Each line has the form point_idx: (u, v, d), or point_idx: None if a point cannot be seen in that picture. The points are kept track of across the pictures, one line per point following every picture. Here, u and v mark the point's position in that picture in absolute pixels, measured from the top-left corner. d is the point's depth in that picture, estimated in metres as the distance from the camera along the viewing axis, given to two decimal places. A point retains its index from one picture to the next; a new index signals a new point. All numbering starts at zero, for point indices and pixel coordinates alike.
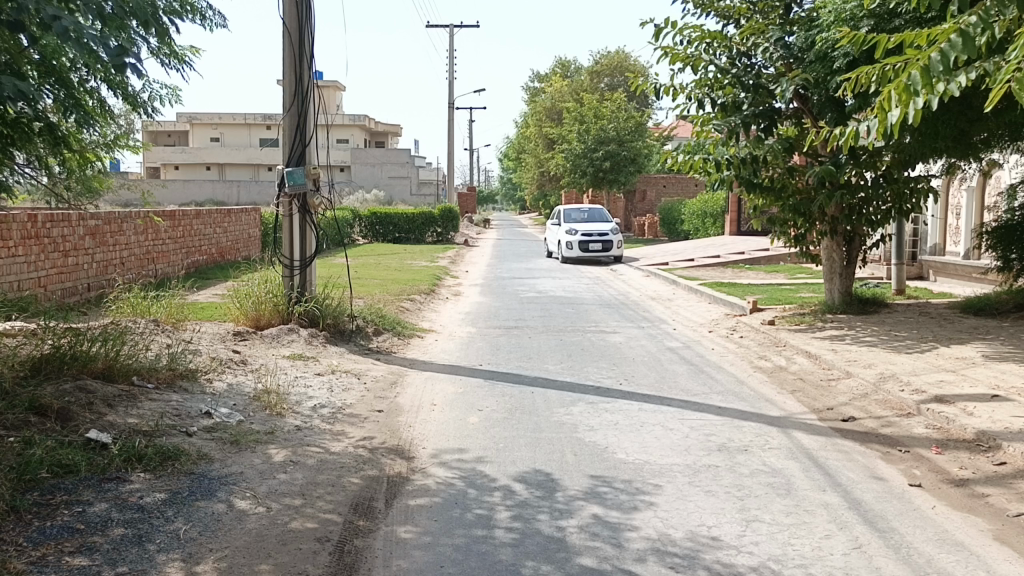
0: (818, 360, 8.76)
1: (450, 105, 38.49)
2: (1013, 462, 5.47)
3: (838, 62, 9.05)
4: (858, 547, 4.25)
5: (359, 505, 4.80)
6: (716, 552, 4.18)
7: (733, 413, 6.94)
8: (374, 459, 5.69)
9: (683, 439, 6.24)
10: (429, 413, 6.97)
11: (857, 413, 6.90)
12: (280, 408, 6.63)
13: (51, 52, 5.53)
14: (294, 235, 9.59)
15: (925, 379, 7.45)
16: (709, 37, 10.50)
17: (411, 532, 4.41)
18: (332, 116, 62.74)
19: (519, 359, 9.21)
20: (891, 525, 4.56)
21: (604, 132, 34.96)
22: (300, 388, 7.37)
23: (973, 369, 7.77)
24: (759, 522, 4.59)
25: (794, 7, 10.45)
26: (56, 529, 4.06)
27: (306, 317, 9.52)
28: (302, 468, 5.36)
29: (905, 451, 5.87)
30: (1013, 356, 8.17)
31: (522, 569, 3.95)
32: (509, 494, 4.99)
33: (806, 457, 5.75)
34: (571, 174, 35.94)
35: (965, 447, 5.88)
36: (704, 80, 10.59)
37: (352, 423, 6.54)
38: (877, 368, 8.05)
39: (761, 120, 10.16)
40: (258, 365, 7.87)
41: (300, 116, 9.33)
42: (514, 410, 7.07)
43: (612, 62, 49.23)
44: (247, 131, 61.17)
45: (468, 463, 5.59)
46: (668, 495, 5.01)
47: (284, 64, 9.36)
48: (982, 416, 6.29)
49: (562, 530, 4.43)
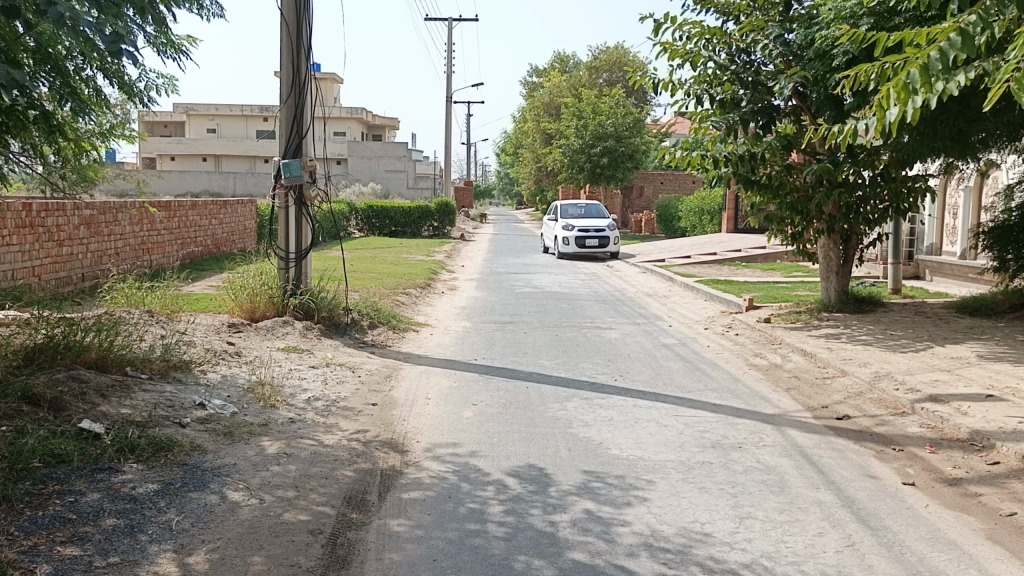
0: (813, 359, 8.76)
1: (448, 99, 38.42)
2: (1006, 462, 5.48)
3: (837, 60, 9.05)
4: (850, 545, 4.26)
5: (352, 497, 4.79)
6: (708, 549, 4.18)
7: (727, 411, 6.94)
8: (368, 452, 5.68)
9: (677, 435, 6.24)
10: (423, 407, 6.96)
11: (851, 411, 6.90)
12: (274, 400, 6.62)
13: (47, 39, 5.50)
14: (291, 227, 9.58)
15: (919, 379, 7.46)
16: (709, 33, 10.47)
17: (404, 525, 4.40)
18: (330, 109, 62.56)
19: (514, 354, 9.20)
20: (883, 523, 4.57)
21: (602, 128, 34.91)
22: (294, 381, 7.35)
23: (968, 368, 7.77)
24: (752, 519, 4.59)
25: (794, 4, 10.43)
26: (47, 518, 4.04)
27: (300, 309, 9.49)
28: (295, 460, 5.35)
29: (899, 449, 5.88)
30: (1007, 357, 8.17)
31: (514, 564, 3.94)
32: (502, 489, 4.99)
33: (800, 455, 5.75)
34: (569, 169, 35.89)
35: (959, 447, 5.88)
36: (703, 76, 10.57)
37: (346, 417, 6.53)
38: (871, 367, 8.05)
39: (760, 117, 10.15)
40: (252, 357, 7.85)
41: (297, 107, 9.29)
42: (509, 404, 7.06)
43: (611, 57, 49.09)
44: (244, 122, 61.00)
45: (463, 458, 5.58)
46: (661, 491, 5.01)
47: (281, 55, 9.32)
48: (976, 416, 6.29)
49: (555, 525, 4.43)
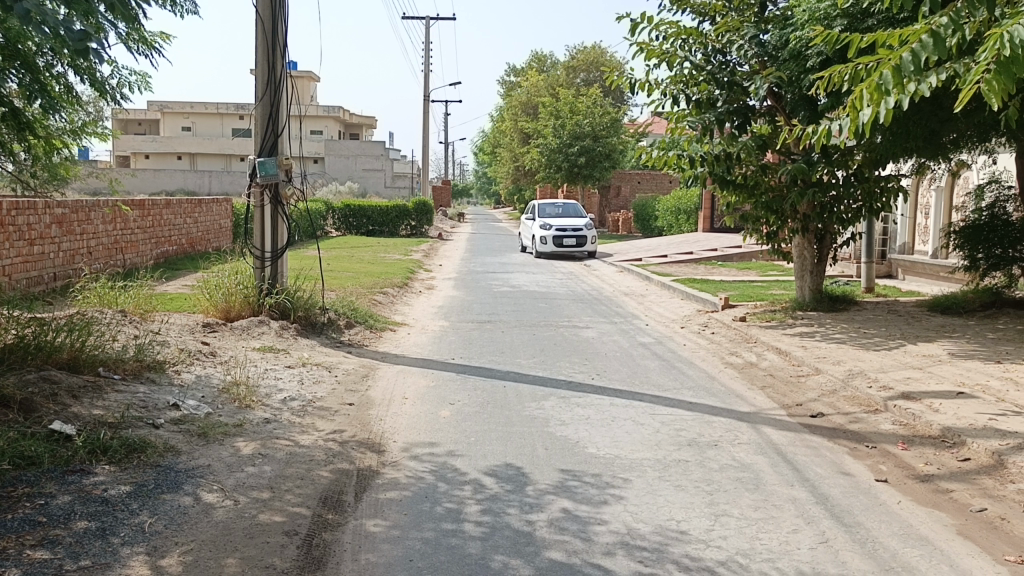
0: (787, 357, 8.84)
1: (425, 98, 38.31)
2: (976, 459, 5.56)
3: (812, 60, 9.12)
4: (824, 542, 4.30)
5: (328, 498, 4.76)
6: (683, 546, 4.20)
7: (703, 409, 6.98)
8: (345, 452, 5.65)
9: (654, 433, 6.26)
10: (401, 407, 6.93)
11: (825, 409, 6.97)
12: (249, 400, 6.56)
13: (16, 36, 5.42)
14: (266, 225, 9.50)
15: (891, 376, 7.55)
16: (685, 33, 10.52)
17: (380, 526, 4.39)
18: (307, 107, 62.15)
19: (492, 353, 9.20)
20: (856, 519, 4.62)
21: (579, 127, 34.99)
22: (270, 381, 7.30)
23: (939, 366, 7.88)
24: (728, 516, 4.62)
25: (769, 5, 10.51)
26: (17, 522, 3.98)
27: (276, 309, 9.41)
28: (271, 461, 5.31)
29: (872, 446, 5.95)
30: (977, 354, 8.30)
31: (491, 564, 3.94)
32: (479, 488, 4.98)
33: (775, 452, 5.80)
34: (547, 168, 35.94)
35: (930, 444, 5.96)
36: (680, 76, 10.61)
37: (323, 417, 6.49)
38: (845, 365, 8.14)
39: (735, 117, 10.25)
40: (227, 356, 7.78)
41: (272, 105, 9.22)
42: (487, 404, 7.06)
43: (588, 57, 49.22)
44: (220, 121, 60.45)
45: (440, 458, 5.57)
46: (638, 489, 5.03)
47: (256, 53, 9.25)
48: (948, 413, 6.38)
49: (532, 524, 4.43)
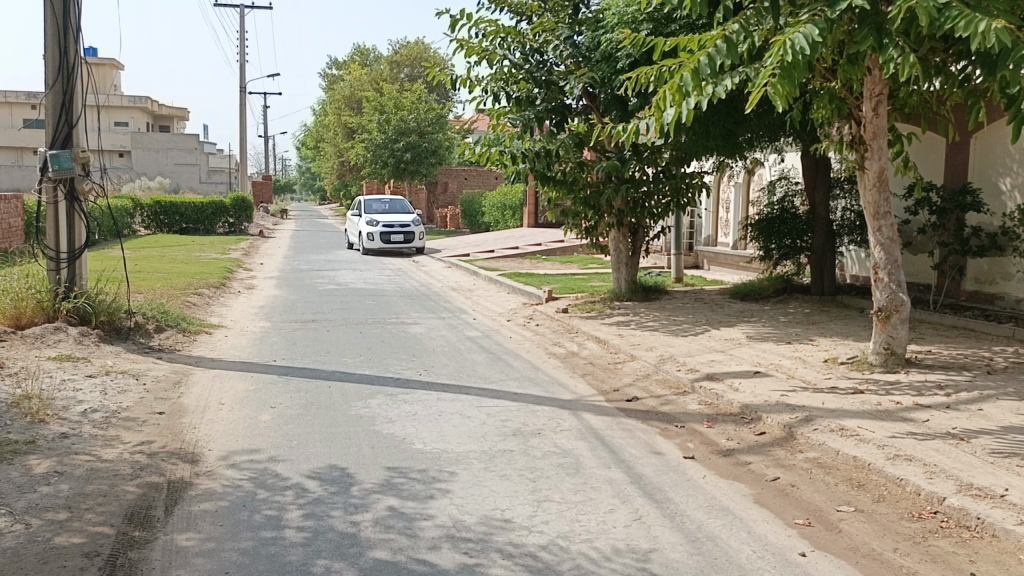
0: (606, 345, 9.24)
1: (242, 90, 36.68)
2: (771, 432, 6.06)
3: (622, 62, 9.57)
4: (638, 519, 4.53)
5: (135, 514, 4.45)
6: (507, 534, 4.29)
7: (528, 399, 7.16)
8: (154, 464, 5.30)
9: (479, 425, 6.35)
10: (217, 413, 6.61)
11: (639, 393, 7.36)
12: (43, 414, 6.01)
13: None
14: (61, 224, 8.73)
15: (698, 360, 8.09)
16: (503, 31, 10.73)
17: (193, 539, 4.16)
18: (109, 97, 57.75)
19: (316, 353, 8.97)
20: (666, 495, 4.91)
21: (404, 123, 34.79)
22: (68, 392, 6.72)
23: (739, 348, 8.53)
24: (549, 502, 4.77)
25: (582, 7, 10.91)
26: None
27: (75, 314, 8.68)
28: (69, 479, 4.89)
29: (681, 426, 6.34)
30: (772, 336, 9.06)
31: (313, 569, 3.84)
32: (302, 492, 4.84)
33: (593, 437, 6.05)
34: (372, 164, 35.48)
35: (732, 420, 6.44)
36: (499, 74, 10.81)
37: (130, 428, 6.06)
38: (657, 351, 8.62)
39: (553, 116, 10.72)
40: (17, 368, 7.09)
41: (65, 93, 8.48)
42: (310, 405, 6.87)
43: (411, 53, 49.03)
44: (7, 109, 54.89)
45: (260, 463, 5.36)
46: (463, 482, 5.08)
47: (44, 36, 8.47)
48: (746, 391, 6.92)
49: (356, 525, 4.36)
